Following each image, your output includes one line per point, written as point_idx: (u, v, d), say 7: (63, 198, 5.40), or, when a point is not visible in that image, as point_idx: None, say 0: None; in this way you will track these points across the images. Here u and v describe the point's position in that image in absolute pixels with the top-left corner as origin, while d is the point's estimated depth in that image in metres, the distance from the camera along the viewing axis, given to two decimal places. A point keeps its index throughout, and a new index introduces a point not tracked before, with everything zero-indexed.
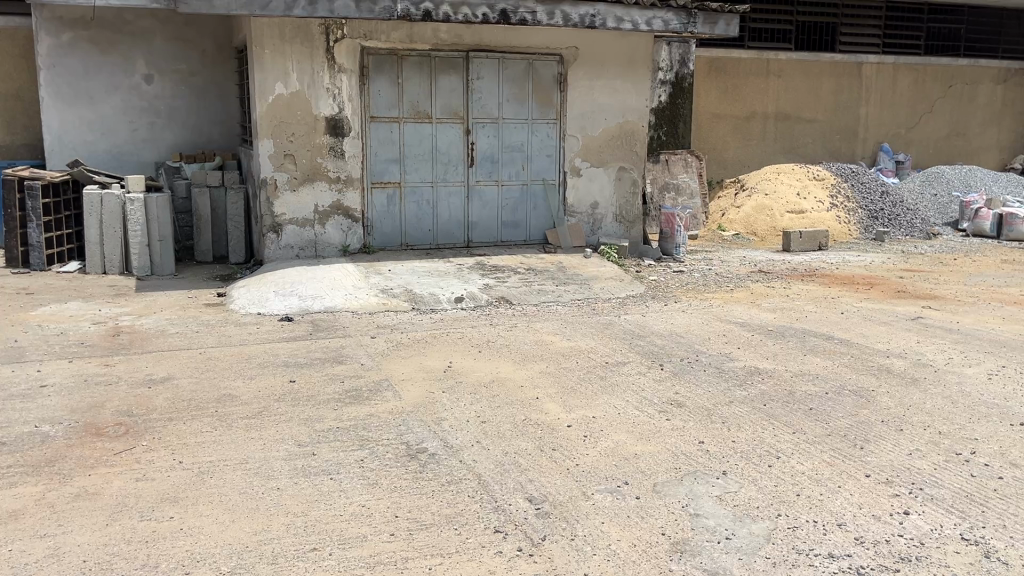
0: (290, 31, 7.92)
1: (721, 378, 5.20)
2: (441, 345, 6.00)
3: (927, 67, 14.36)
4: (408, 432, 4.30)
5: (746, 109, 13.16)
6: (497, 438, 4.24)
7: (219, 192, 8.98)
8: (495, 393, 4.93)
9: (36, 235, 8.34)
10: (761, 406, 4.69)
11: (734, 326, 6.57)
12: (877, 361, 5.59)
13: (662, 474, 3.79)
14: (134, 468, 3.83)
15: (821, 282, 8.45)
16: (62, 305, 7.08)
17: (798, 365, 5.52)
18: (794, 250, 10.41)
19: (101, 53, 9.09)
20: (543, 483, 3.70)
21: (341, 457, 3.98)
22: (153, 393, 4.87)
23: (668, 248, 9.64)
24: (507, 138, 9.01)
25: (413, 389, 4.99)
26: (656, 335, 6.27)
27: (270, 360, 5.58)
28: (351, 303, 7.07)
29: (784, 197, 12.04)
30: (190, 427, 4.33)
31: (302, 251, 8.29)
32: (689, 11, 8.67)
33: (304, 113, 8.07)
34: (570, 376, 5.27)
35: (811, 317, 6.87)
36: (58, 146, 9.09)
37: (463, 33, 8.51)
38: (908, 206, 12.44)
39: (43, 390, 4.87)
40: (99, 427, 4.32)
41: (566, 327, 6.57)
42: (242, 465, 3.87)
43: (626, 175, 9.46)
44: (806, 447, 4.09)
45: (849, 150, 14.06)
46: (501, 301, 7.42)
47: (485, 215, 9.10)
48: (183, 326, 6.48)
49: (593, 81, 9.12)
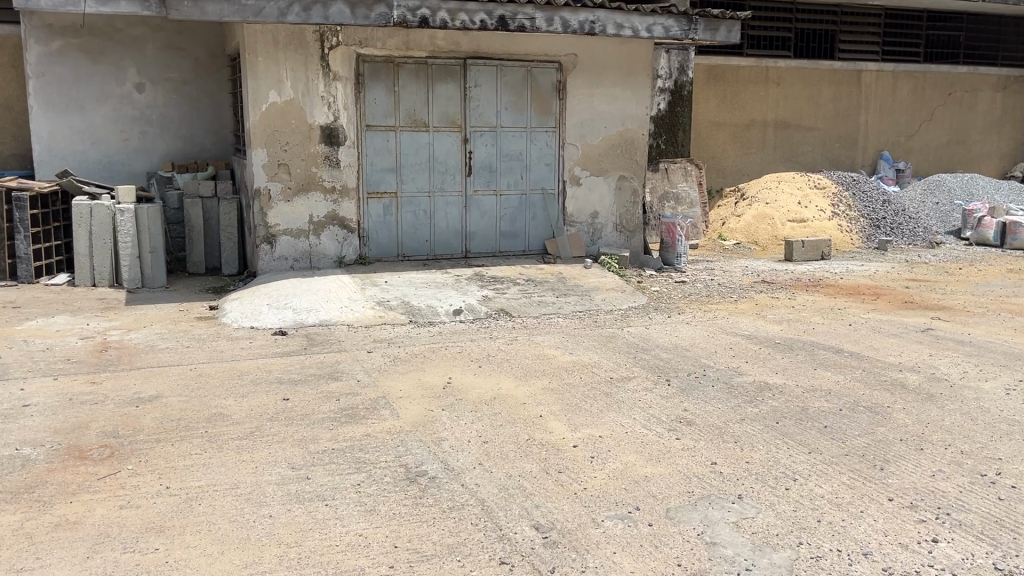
0: (284, 38, 7.74)
1: (731, 395, 5.02)
2: (440, 360, 5.81)
3: (926, 75, 14.24)
4: (407, 453, 4.11)
5: (745, 117, 13.03)
6: (500, 460, 4.05)
7: (211, 202, 8.80)
8: (496, 412, 4.74)
9: (23, 247, 8.15)
10: (773, 424, 4.51)
11: (740, 339, 6.38)
12: (891, 376, 5.41)
13: (674, 499, 3.61)
14: (118, 494, 3.63)
15: (825, 293, 8.29)
16: (49, 319, 6.87)
17: (809, 379, 5.35)
18: (796, 259, 10.26)
19: (92, 61, 8.92)
20: (552, 509, 3.51)
21: (336, 481, 3.79)
22: (141, 413, 4.67)
23: (669, 258, 9.46)
24: (505, 147, 8.84)
25: (412, 407, 4.81)
26: (660, 349, 6.09)
27: (263, 376, 5.38)
28: (347, 317, 6.88)
29: (785, 206, 11.90)
30: (179, 450, 4.13)
31: (297, 262, 8.10)
32: (690, 18, 8.47)
33: (298, 121, 7.90)
34: (575, 393, 5.07)
35: (819, 330, 6.68)
36: (47, 156, 8.89)
37: (461, 39, 8.35)
38: (909, 214, 12.30)
39: (25, 411, 4.67)
40: (82, 450, 4.12)
41: (568, 340, 6.38)
42: (231, 492, 3.67)
43: (627, 184, 9.31)
44: (823, 469, 3.91)
45: (848, 158, 13.93)
46: (501, 313, 7.24)
47: (483, 225, 8.92)
48: (173, 340, 6.28)
49: (593, 89, 8.97)
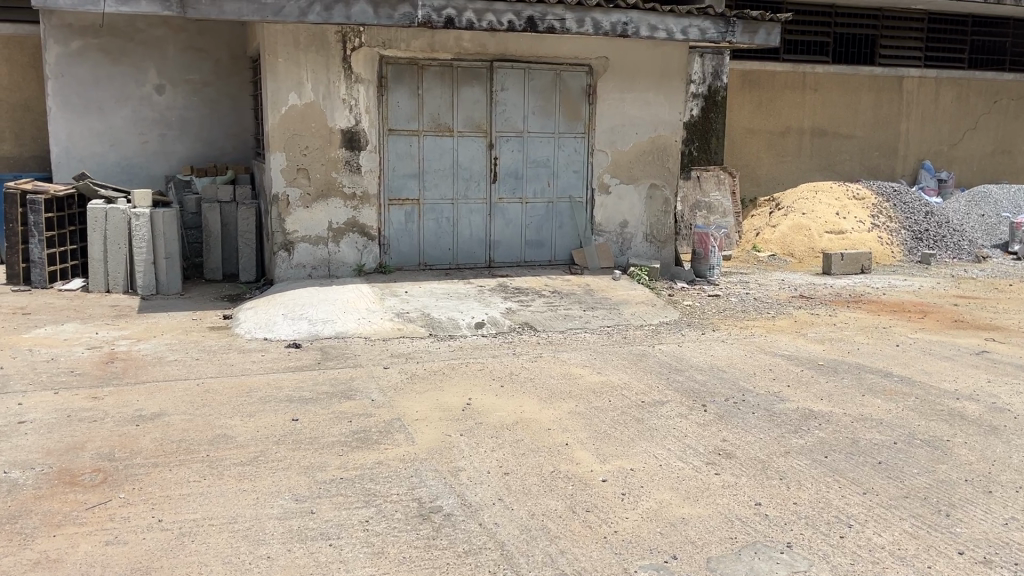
0: (305, 39, 7.48)
1: (774, 424, 4.62)
2: (458, 379, 5.46)
3: (971, 82, 13.71)
4: (421, 485, 3.78)
5: (781, 124, 12.59)
6: (522, 495, 3.70)
7: (230, 207, 8.56)
8: (518, 438, 4.39)
9: (37, 251, 7.94)
10: (822, 459, 4.12)
11: (780, 360, 5.98)
12: (947, 405, 4.97)
13: (715, 547, 3.24)
14: (106, 528, 3.33)
15: (868, 310, 7.84)
16: (57, 327, 6.63)
17: (857, 408, 4.93)
18: (835, 272, 9.81)
19: (111, 62, 8.73)
20: (578, 557, 3.15)
21: (342, 517, 3.46)
22: (140, 433, 4.39)
23: (702, 270, 9.04)
24: (532, 153, 8.51)
25: (428, 431, 4.47)
26: (695, 370, 5.71)
27: (273, 394, 5.07)
28: (364, 329, 6.58)
29: (823, 216, 11.44)
30: (176, 476, 3.83)
31: (314, 270, 7.83)
32: (728, 20, 8.09)
33: (319, 125, 7.63)
34: (603, 419, 4.69)
35: (864, 351, 6.26)
36: (66, 159, 8.72)
37: (487, 42, 8.05)
38: (953, 226, 11.77)
39: (19, 428, 4.40)
40: (73, 474, 3.84)
41: (596, 358, 6.02)
42: (228, 527, 3.36)
43: (659, 193, 8.94)
44: (882, 514, 3.53)
45: (888, 167, 13.43)
46: (525, 327, 6.90)
47: (508, 233, 8.59)
48: (183, 352, 6.01)
49: (624, 93, 8.61)
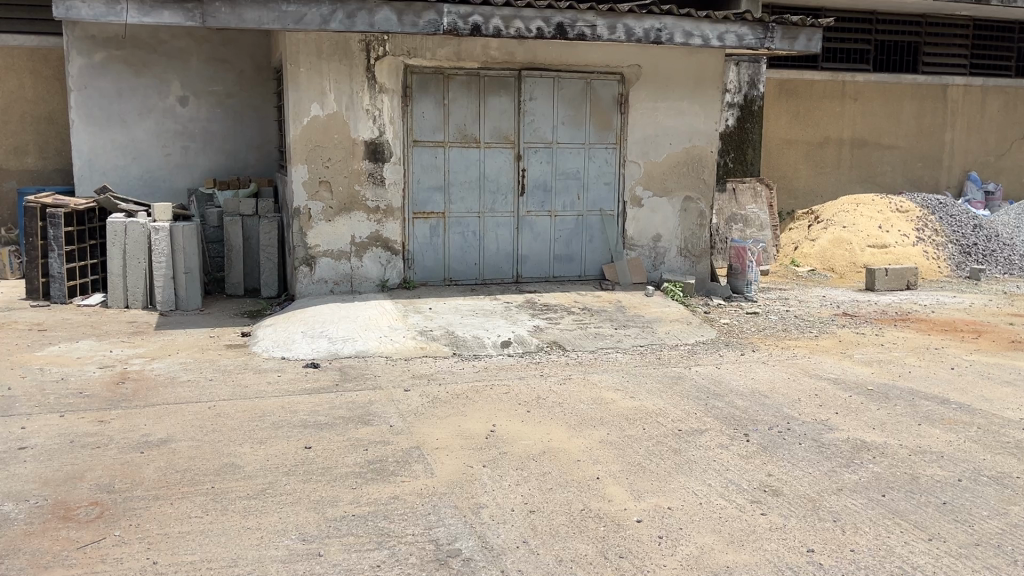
0: (328, 48, 7.27)
1: (823, 457, 4.25)
2: (483, 403, 5.15)
3: (1019, 90, 13.19)
4: (438, 525, 3.46)
5: (820, 135, 12.17)
6: (549, 538, 3.37)
7: (251, 221, 8.35)
8: (545, 470, 4.07)
9: (57, 266, 7.76)
10: (879, 498, 3.74)
11: (825, 384, 5.60)
12: (1012, 437, 4.57)
13: None
14: (95, 572, 3.07)
15: (917, 329, 7.40)
16: (71, 345, 6.43)
17: (914, 438, 4.54)
18: (879, 289, 9.37)
19: (133, 74, 8.60)
20: None
21: (351, 561, 3.16)
22: (144, 461, 4.13)
23: (739, 286, 8.64)
24: (561, 165, 8.21)
25: (449, 462, 4.16)
26: (736, 395, 5.34)
27: (287, 419, 4.80)
28: (385, 348, 6.31)
29: (865, 229, 10.98)
30: (177, 511, 3.57)
31: (336, 286, 7.59)
32: (766, 25, 7.75)
33: (341, 136, 7.40)
34: (637, 450, 4.35)
35: (917, 375, 5.84)
36: (88, 172, 8.60)
37: (515, 50, 7.77)
38: (1003, 240, 11.25)
39: (19, 456, 4.16)
40: (69, 509, 3.58)
41: (628, 381, 5.67)
42: (226, 571, 3.08)
43: (693, 206, 8.59)
44: (951, 564, 3.15)
45: (932, 178, 12.92)
46: (553, 346, 6.59)
47: (536, 247, 8.28)
48: (197, 372, 5.78)
49: (657, 102, 8.30)
